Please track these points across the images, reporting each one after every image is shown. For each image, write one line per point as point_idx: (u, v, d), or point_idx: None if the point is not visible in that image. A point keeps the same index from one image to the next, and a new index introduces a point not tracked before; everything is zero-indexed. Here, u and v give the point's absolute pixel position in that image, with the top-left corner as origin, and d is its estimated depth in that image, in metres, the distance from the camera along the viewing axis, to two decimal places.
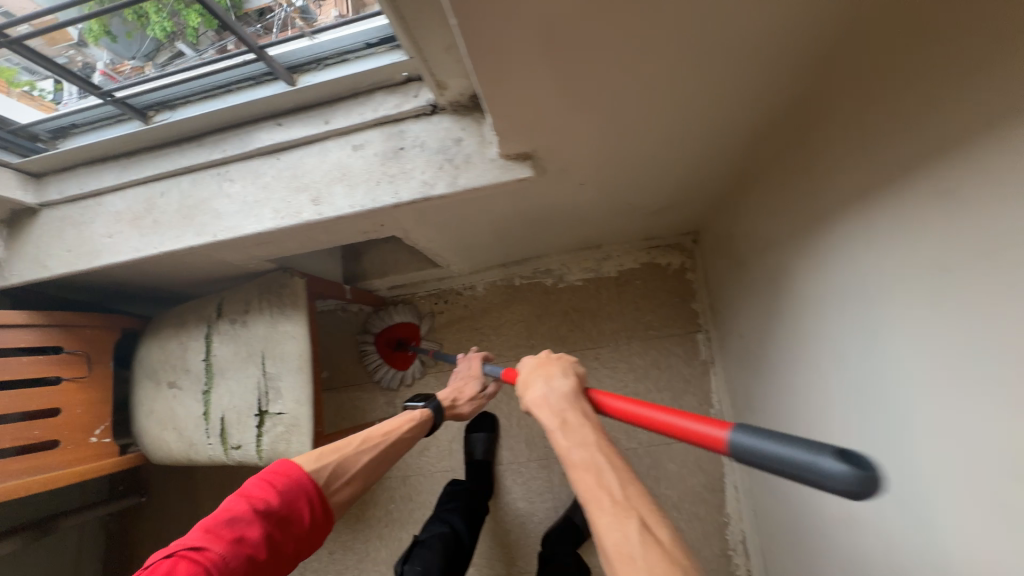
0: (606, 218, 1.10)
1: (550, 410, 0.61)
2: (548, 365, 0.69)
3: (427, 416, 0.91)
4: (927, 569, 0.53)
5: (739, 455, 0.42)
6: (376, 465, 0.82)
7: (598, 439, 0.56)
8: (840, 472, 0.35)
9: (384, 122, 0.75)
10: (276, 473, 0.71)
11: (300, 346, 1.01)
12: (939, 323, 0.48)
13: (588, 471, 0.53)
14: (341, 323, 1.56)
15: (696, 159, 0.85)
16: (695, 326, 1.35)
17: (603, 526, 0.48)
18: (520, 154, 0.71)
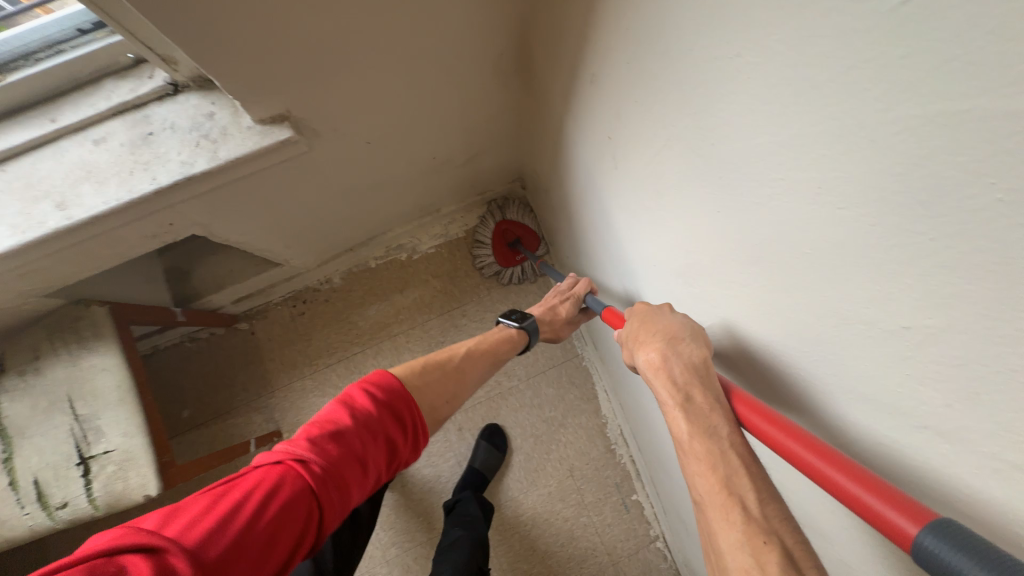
0: (424, 178, 1.16)
1: (670, 385, 0.52)
2: (664, 325, 0.58)
3: (522, 336, 0.91)
4: None
5: (917, 553, 0.31)
6: (471, 379, 0.81)
7: (720, 429, 0.48)
8: None
9: (125, 110, 0.72)
10: (376, 385, 0.67)
11: (116, 376, 0.92)
12: (630, 174, 0.62)
13: (714, 469, 0.46)
14: (193, 354, 1.44)
15: (469, 103, 0.94)
16: (543, 263, 1.50)
17: (726, 547, 0.42)
18: (277, 117, 0.72)
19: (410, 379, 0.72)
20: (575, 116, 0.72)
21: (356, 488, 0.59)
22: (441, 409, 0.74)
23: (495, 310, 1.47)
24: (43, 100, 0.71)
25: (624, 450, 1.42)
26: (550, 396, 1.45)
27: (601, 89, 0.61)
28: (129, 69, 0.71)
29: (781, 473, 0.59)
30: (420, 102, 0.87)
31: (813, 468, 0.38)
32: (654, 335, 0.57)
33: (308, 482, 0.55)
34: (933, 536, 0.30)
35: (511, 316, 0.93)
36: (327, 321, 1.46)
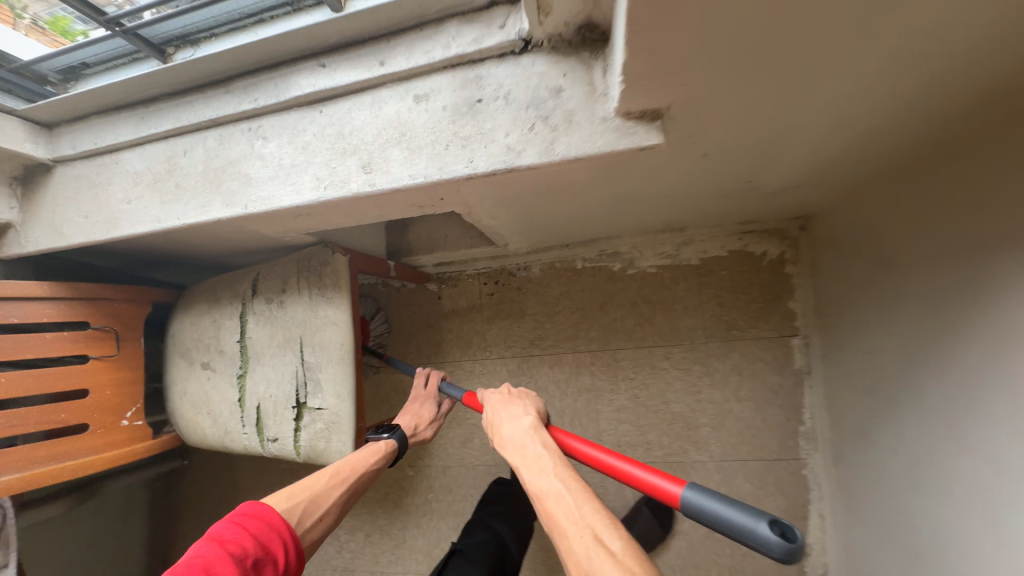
0: (707, 198, 0.89)
1: (517, 445, 0.69)
2: (514, 403, 0.78)
3: (392, 448, 0.85)
4: None
5: (687, 510, 0.51)
6: (346, 499, 0.77)
7: (547, 461, 0.63)
8: (771, 538, 0.44)
9: (457, 64, 0.57)
10: (249, 514, 0.66)
11: (341, 333, 0.88)
12: None
13: (552, 501, 0.57)
14: (382, 298, 1.45)
15: (873, 127, 0.62)
16: (791, 329, 1.15)
17: (569, 555, 0.51)
18: (647, 113, 0.50)
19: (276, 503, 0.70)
20: None
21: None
22: (314, 532, 0.71)
23: (707, 365, 1.19)
24: (376, 36, 0.59)
25: None
26: (744, 493, 1.15)
27: None
28: (477, 11, 0.55)
29: None
30: (818, 118, 0.57)
31: (632, 478, 0.56)
32: (501, 412, 0.76)
33: None
34: (688, 488, 0.50)
35: (376, 433, 0.87)
36: (513, 311, 1.34)
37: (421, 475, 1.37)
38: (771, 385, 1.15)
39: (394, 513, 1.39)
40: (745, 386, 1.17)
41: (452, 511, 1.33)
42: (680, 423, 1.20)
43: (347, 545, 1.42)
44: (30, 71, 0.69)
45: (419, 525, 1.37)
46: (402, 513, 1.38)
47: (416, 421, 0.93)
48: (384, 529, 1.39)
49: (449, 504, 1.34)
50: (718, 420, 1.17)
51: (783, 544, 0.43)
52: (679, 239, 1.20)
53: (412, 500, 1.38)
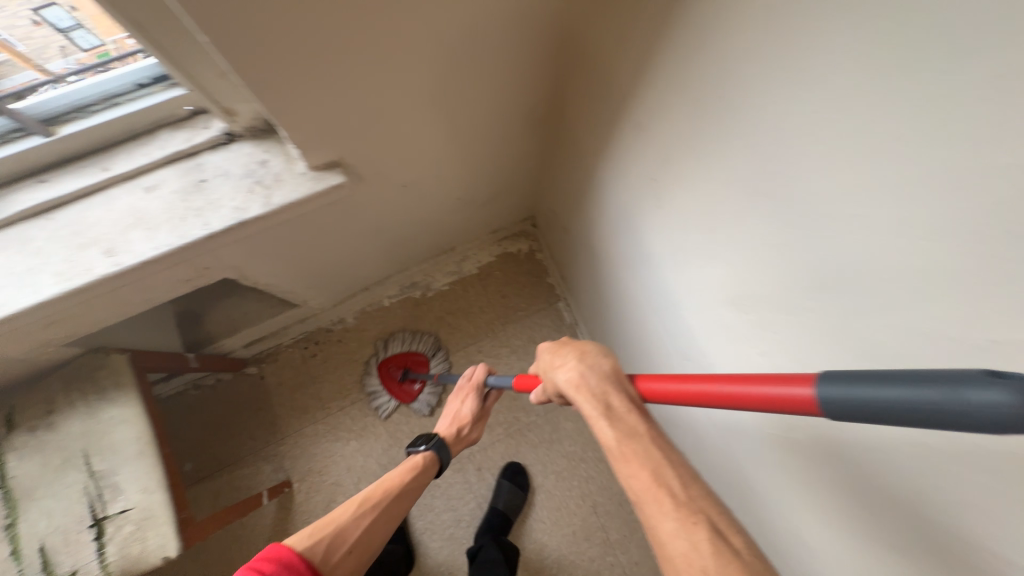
0: (445, 217, 1.20)
1: (590, 393, 0.56)
2: (571, 345, 0.63)
3: (432, 459, 0.94)
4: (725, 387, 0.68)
5: (831, 413, 0.35)
6: (382, 521, 0.83)
7: (626, 418, 0.53)
8: (1005, 402, 0.25)
9: (177, 158, 0.73)
10: (266, 557, 0.70)
11: (135, 428, 0.88)
12: (717, 180, 0.54)
13: (643, 466, 0.49)
14: (197, 402, 1.38)
15: (499, 148, 0.99)
16: (555, 296, 1.54)
17: (665, 536, 0.44)
18: (330, 163, 0.75)
19: (298, 543, 0.74)
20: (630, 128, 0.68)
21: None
22: (343, 562, 0.75)
23: (510, 345, 1.48)
24: (94, 150, 0.71)
25: None
26: (569, 430, 1.44)
27: (677, 90, 0.56)
28: (184, 119, 0.73)
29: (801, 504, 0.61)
30: (457, 146, 0.91)
31: (729, 397, 0.44)
32: (567, 352, 0.62)
33: None
34: (828, 387, 0.34)
35: (415, 446, 0.96)
36: (340, 362, 1.44)
37: None
38: (558, 341, 1.50)
39: None
40: None
41: None
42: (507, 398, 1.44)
43: None
44: None
45: None
46: None
47: (457, 424, 1.01)
48: None
49: None
50: None
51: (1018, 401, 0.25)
52: (457, 257, 1.51)
53: None
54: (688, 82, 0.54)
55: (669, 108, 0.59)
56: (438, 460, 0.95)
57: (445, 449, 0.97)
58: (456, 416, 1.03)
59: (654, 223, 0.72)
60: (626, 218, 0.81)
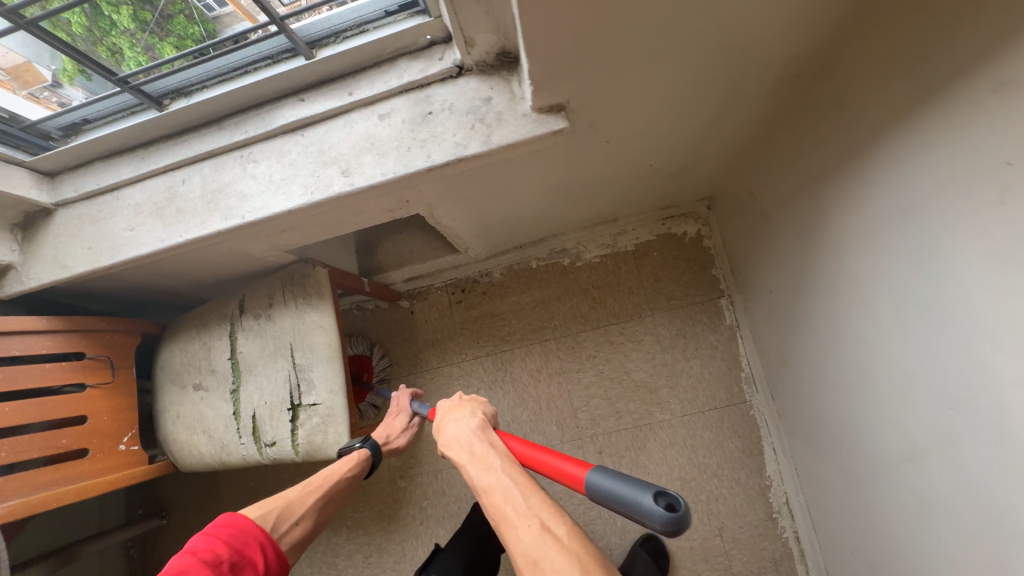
0: (624, 184, 1.10)
1: (461, 445, 0.73)
2: (461, 407, 0.81)
3: (365, 457, 0.93)
4: (986, 447, 0.59)
5: (592, 493, 0.57)
6: (317, 503, 0.86)
7: (479, 449, 0.71)
8: (656, 510, 0.50)
9: (410, 88, 0.74)
10: (224, 524, 0.74)
11: (328, 334, 0.98)
12: (1002, 222, 0.50)
13: (494, 491, 0.63)
14: (357, 322, 1.54)
15: (722, 110, 0.84)
16: (718, 291, 1.36)
17: (514, 538, 0.56)
18: (555, 106, 0.69)
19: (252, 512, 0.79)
20: (906, 133, 0.60)
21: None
22: (291, 532, 0.81)
23: (656, 333, 1.36)
24: (341, 74, 0.76)
25: (789, 523, 1.23)
26: (706, 440, 1.30)
27: (970, 111, 0.51)
28: (421, 50, 0.73)
29: None
30: (682, 102, 0.79)
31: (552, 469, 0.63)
32: (461, 405, 0.82)
33: None
34: (595, 478, 0.57)
35: (349, 445, 0.96)
36: (482, 314, 1.47)
37: (414, 484, 1.42)
38: (711, 341, 1.34)
39: (390, 529, 1.41)
40: (690, 346, 1.34)
41: (449, 512, 1.38)
42: (642, 389, 1.34)
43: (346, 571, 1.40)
44: (36, 129, 0.78)
45: (417, 536, 1.39)
46: (399, 526, 1.40)
47: (388, 432, 1.01)
48: (382, 548, 1.39)
49: (444, 508, 1.38)
50: (673, 380, 1.33)
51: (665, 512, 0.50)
52: (615, 229, 1.41)
53: (407, 511, 1.40)
54: (994, 103, 0.48)
55: (960, 128, 0.52)
56: (371, 458, 0.94)
57: (379, 452, 0.95)
58: (388, 428, 1.02)
59: (971, 221, 0.53)
60: (866, 234, 0.72)
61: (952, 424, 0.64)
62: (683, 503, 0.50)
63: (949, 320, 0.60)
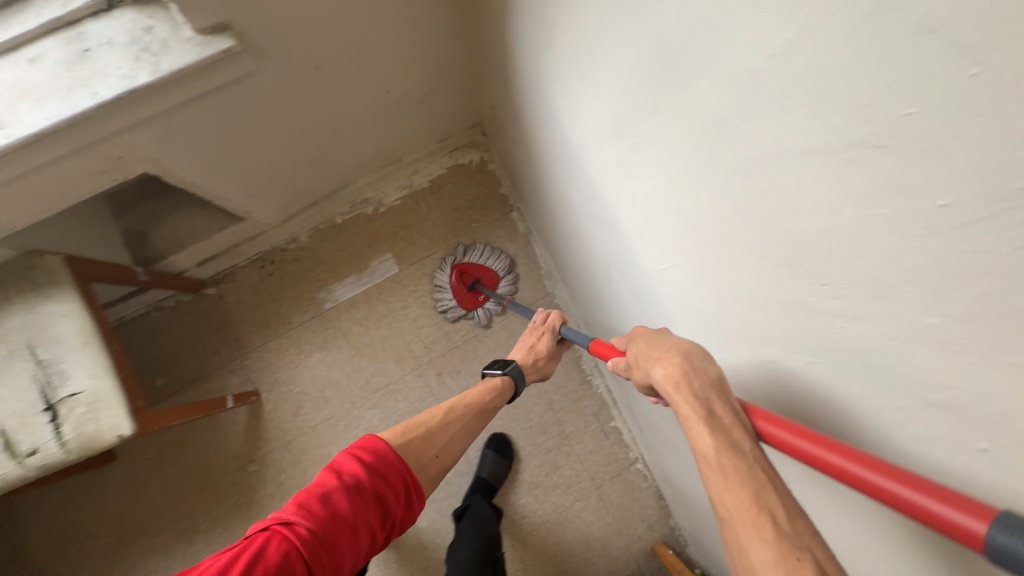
0: (378, 117, 1.17)
1: (689, 396, 0.51)
2: (666, 343, 0.58)
3: (508, 382, 0.99)
4: (623, 244, 0.75)
5: (994, 557, 0.31)
6: (458, 432, 0.87)
7: (725, 418, 0.49)
8: None
9: (58, 28, 0.70)
10: (365, 445, 0.74)
11: (77, 322, 0.91)
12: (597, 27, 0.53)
13: (744, 484, 0.45)
14: (159, 323, 1.41)
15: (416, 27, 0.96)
16: (509, 207, 1.54)
17: (759, 563, 0.42)
18: (218, 26, 0.72)
19: (393, 441, 0.78)
20: None
21: (347, 545, 0.65)
22: (433, 462, 0.80)
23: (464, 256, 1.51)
24: None
25: (600, 380, 1.48)
26: None
27: None
28: None
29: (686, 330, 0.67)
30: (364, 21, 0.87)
31: (864, 483, 0.38)
32: (669, 349, 0.57)
33: (291, 544, 0.61)
34: (1000, 531, 0.30)
35: (492, 369, 1.01)
36: (298, 280, 1.46)
37: (266, 464, 1.38)
38: (512, 251, 1.52)
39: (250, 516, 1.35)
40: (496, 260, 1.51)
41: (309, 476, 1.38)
42: (464, 307, 1.49)
43: None
44: None
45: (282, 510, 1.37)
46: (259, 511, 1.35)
47: (534, 354, 1.05)
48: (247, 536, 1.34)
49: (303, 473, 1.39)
50: (488, 293, 1.50)
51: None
52: (406, 170, 1.49)
53: (265, 492, 1.36)
54: None
55: None
56: (513, 385, 1.00)
57: (521, 378, 1.01)
58: (534, 349, 1.06)
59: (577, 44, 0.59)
60: (538, 92, 0.81)
61: (609, 235, 0.79)
62: None
63: (592, 146, 0.68)
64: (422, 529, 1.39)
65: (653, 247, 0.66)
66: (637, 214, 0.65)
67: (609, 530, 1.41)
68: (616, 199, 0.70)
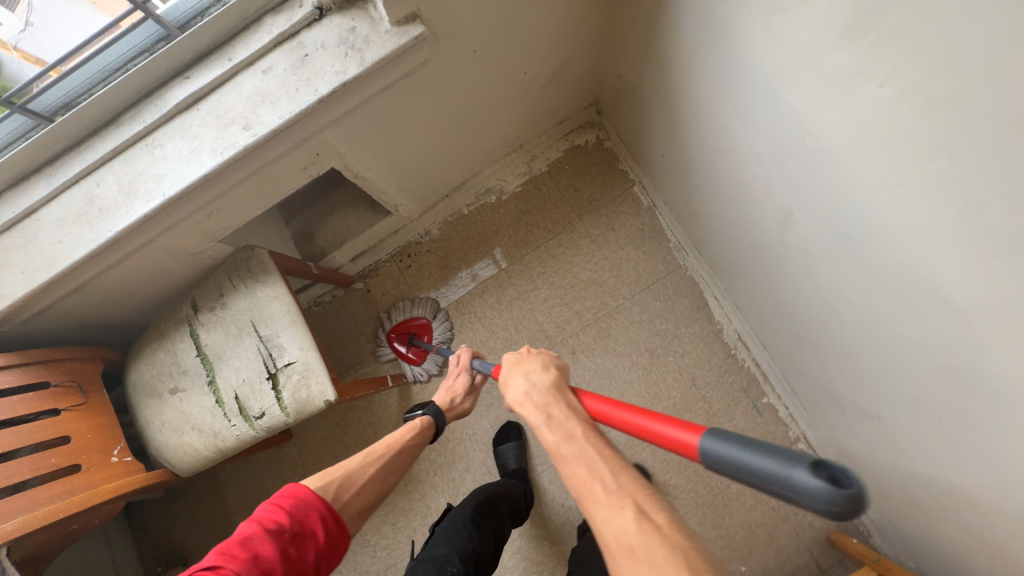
0: (511, 100, 1.23)
1: (535, 405, 0.74)
2: (528, 363, 0.82)
3: (430, 422, 1.06)
4: (823, 169, 0.72)
5: (710, 461, 0.54)
6: (382, 471, 0.93)
7: (563, 413, 0.72)
8: (822, 489, 0.44)
9: (282, 40, 0.82)
10: (286, 495, 0.80)
11: (285, 302, 1.05)
12: None
13: (580, 465, 0.64)
14: (319, 317, 1.58)
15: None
16: (630, 182, 1.53)
17: (601, 521, 0.58)
18: (409, 16, 0.80)
19: (308, 484, 0.84)
20: None
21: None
22: (354, 501, 0.87)
23: (588, 234, 1.52)
24: (216, 45, 0.83)
25: (746, 354, 1.39)
26: (657, 309, 1.45)
27: None
28: (281, 3, 0.82)
29: (921, 245, 0.61)
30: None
31: (659, 436, 0.60)
32: (517, 373, 0.80)
33: None
34: (713, 440, 0.54)
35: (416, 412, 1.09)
36: (433, 270, 1.57)
37: None
38: (637, 226, 1.50)
39: (408, 492, 1.44)
40: (621, 236, 1.50)
41: (457, 455, 1.45)
42: (592, 285, 1.49)
43: (380, 545, 1.40)
44: None
45: (436, 486, 1.44)
46: (416, 487, 1.44)
47: (451, 396, 1.13)
48: (407, 510, 1.42)
49: (452, 451, 1.46)
50: (616, 270, 1.49)
51: (829, 489, 0.44)
52: (526, 156, 1.55)
53: (419, 469, 1.45)
54: None
55: None
56: (434, 423, 1.07)
57: (441, 415, 1.08)
58: (449, 394, 1.13)
59: None
60: (710, 30, 0.81)
61: (800, 164, 0.76)
62: (858, 480, 0.45)
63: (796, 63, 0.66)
64: (570, 508, 1.38)
65: (875, 161, 0.62)
66: (853, 126, 0.62)
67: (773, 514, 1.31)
68: (824, 115, 0.67)
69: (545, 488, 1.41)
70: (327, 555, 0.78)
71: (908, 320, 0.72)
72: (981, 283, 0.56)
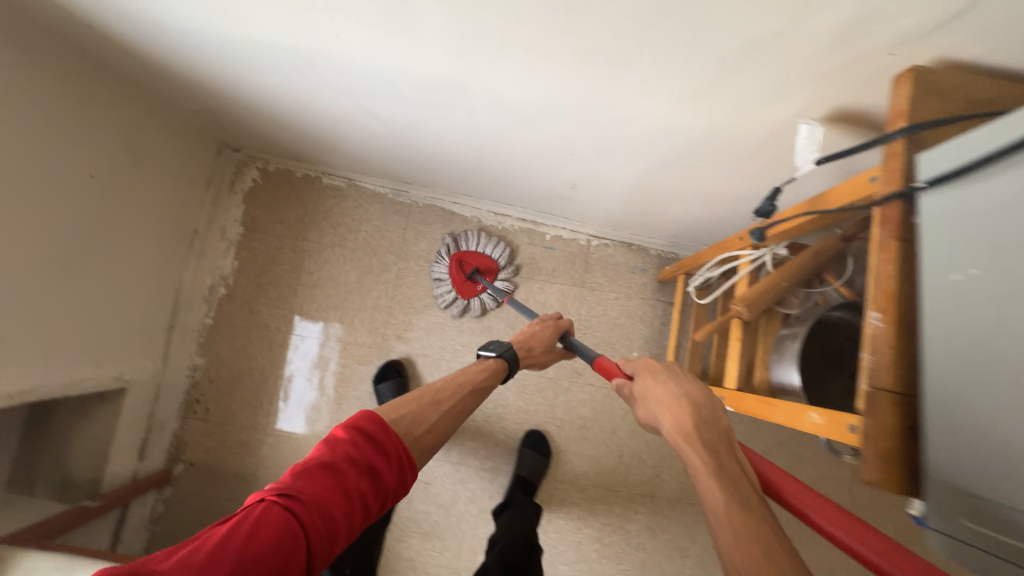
0: (115, 206, 1.12)
1: (701, 446, 0.61)
2: (685, 390, 0.70)
3: (502, 364, 0.99)
4: (322, 64, 0.78)
5: None
6: (451, 410, 0.84)
7: (732, 463, 0.60)
8: None
9: None
10: (361, 419, 0.71)
11: (50, 561, 0.89)
12: None
13: (754, 536, 0.51)
14: (167, 529, 1.37)
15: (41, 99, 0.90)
16: (316, 178, 1.52)
17: None
18: None
19: (389, 414, 0.77)
20: None
21: (341, 516, 0.62)
22: (422, 440, 0.77)
23: (326, 245, 1.50)
24: None
25: (509, 220, 1.53)
26: (425, 249, 1.51)
27: None
28: None
29: (402, 58, 0.71)
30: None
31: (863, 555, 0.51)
32: (681, 400, 0.68)
33: (290, 513, 0.58)
34: None
35: (489, 351, 1.02)
36: (231, 390, 1.44)
37: None
38: (355, 205, 1.52)
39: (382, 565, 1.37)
40: (351, 223, 1.51)
41: None
42: (366, 278, 1.49)
43: None
44: None
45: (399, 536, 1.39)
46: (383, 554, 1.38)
47: (530, 341, 1.08)
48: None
49: None
50: (371, 250, 1.50)
51: None
52: (212, 234, 1.45)
53: None
54: None
55: None
56: (508, 364, 1.01)
57: (516, 361, 1.03)
58: (541, 340, 1.10)
59: None
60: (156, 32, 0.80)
61: (314, 73, 0.82)
62: None
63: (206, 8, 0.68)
64: (503, 440, 1.44)
65: (319, 28, 0.68)
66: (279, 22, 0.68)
67: (619, 302, 1.50)
68: (258, 26, 0.70)
69: (477, 446, 1.44)
70: (397, 490, 0.70)
71: (479, 109, 0.84)
72: (443, 48, 0.66)
